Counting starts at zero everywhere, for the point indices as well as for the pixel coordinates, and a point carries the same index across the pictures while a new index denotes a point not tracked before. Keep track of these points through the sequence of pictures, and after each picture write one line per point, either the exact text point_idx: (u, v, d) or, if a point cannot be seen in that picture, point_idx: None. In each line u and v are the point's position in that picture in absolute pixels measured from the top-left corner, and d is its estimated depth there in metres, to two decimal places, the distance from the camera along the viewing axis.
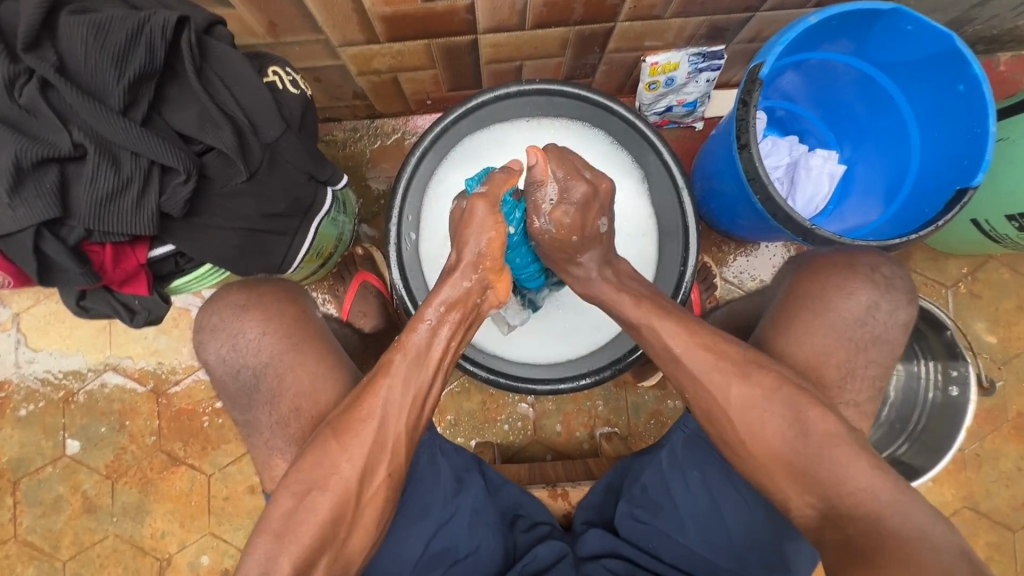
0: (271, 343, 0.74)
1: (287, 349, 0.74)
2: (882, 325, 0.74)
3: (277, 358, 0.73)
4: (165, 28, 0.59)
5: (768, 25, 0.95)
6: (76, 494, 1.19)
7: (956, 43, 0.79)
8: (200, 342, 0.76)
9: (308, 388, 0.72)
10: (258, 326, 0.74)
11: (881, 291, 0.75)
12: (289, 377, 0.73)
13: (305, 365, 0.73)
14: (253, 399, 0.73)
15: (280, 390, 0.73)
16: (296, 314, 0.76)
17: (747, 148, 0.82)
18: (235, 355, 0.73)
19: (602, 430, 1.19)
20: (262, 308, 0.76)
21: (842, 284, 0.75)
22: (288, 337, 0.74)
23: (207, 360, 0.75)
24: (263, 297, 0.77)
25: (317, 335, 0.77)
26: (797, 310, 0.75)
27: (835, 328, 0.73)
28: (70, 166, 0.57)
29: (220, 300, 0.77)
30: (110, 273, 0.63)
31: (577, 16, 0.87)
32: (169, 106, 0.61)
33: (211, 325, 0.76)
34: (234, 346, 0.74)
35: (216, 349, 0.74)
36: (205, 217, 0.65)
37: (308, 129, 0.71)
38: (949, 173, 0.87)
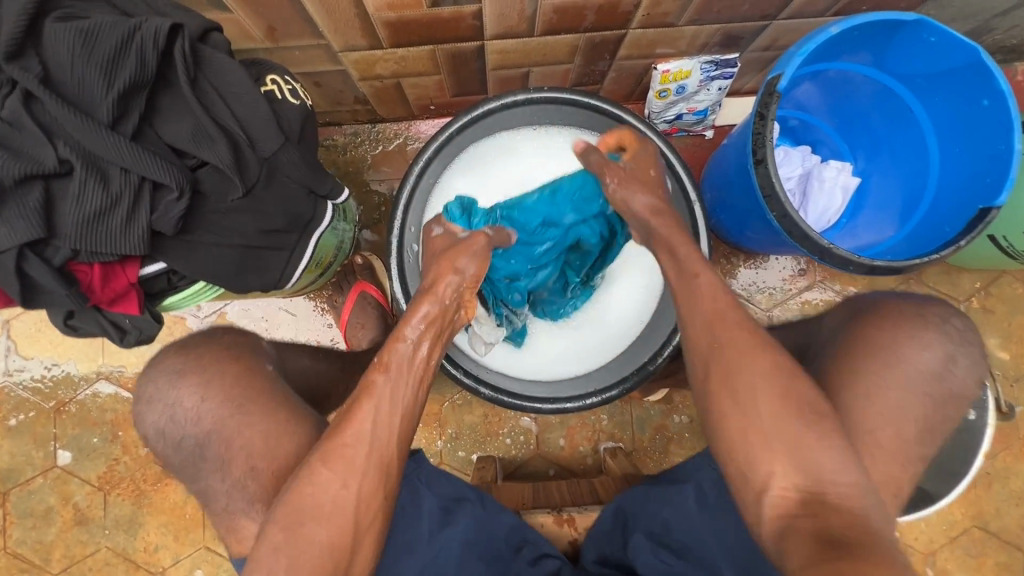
0: (212, 409, 0.70)
1: (229, 412, 0.69)
2: (961, 380, 0.67)
3: (220, 423, 0.69)
4: (157, 36, 0.55)
5: (785, 34, 0.92)
6: (67, 506, 1.16)
7: (981, 56, 0.76)
8: (140, 415, 0.73)
9: (260, 446, 0.68)
10: (195, 392, 0.71)
11: (956, 343, 0.69)
12: (236, 441, 0.68)
13: (253, 426, 0.69)
14: (201, 468, 0.69)
15: (229, 453, 0.68)
16: (238, 372, 0.72)
17: (763, 163, 0.79)
18: (175, 427, 0.70)
19: (606, 445, 1.17)
20: (200, 371, 0.72)
21: (915, 333, 0.69)
22: (228, 401, 0.70)
23: (147, 434, 0.72)
24: (203, 359, 0.74)
25: (261, 390, 0.72)
26: (868, 359, 0.68)
27: (911, 381, 0.67)
28: (56, 182, 0.54)
29: (157, 367, 0.74)
30: (99, 293, 0.60)
31: (588, 23, 0.84)
32: (161, 117, 0.58)
33: (148, 397, 0.72)
34: (172, 417, 0.70)
35: (155, 422, 0.71)
36: (199, 234, 0.62)
37: (308, 141, 0.68)
38: (969, 191, 0.85)
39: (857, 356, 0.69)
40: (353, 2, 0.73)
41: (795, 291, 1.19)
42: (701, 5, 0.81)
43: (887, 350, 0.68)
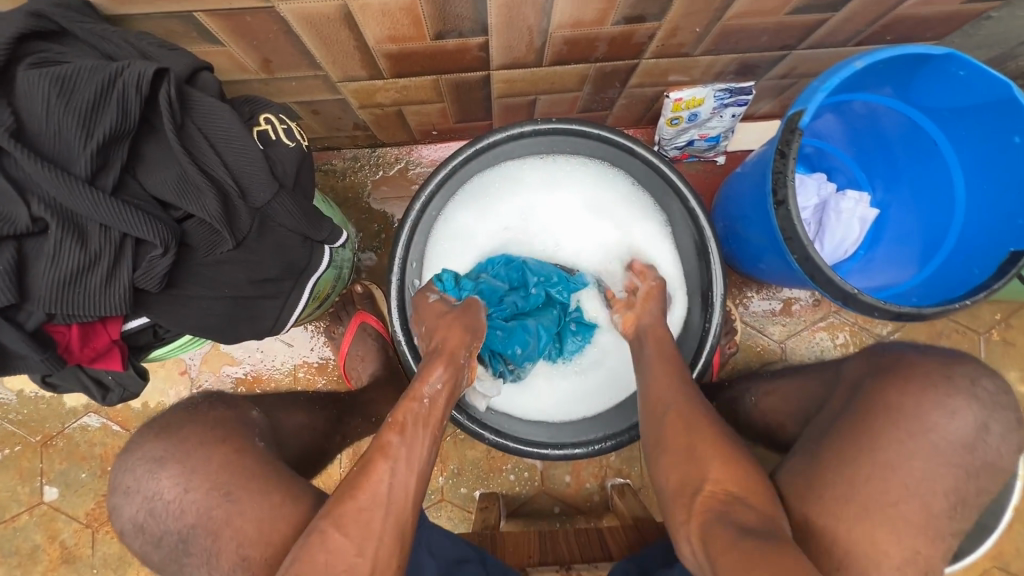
0: (195, 500, 0.64)
1: (215, 503, 0.63)
2: (994, 449, 0.64)
3: (205, 516, 0.63)
4: (141, 83, 0.51)
5: (804, 63, 0.88)
6: (53, 544, 1.12)
7: (1016, 94, 0.72)
8: (117, 505, 0.67)
9: (252, 534, 0.62)
10: (176, 482, 0.64)
11: (988, 409, 0.65)
12: (225, 532, 0.62)
13: (243, 515, 0.63)
14: (185, 563, 0.64)
15: (216, 546, 0.63)
16: (225, 457, 0.66)
17: (783, 205, 0.75)
18: (155, 521, 0.64)
19: (613, 481, 1.12)
20: (181, 457, 0.66)
21: (942, 400, 0.65)
22: (213, 490, 0.64)
23: (124, 527, 0.66)
24: (185, 442, 0.67)
25: (251, 474, 0.66)
26: (891, 425, 0.65)
27: (936, 450, 0.63)
28: (29, 241, 0.50)
29: (133, 452, 0.68)
30: (77, 354, 0.56)
31: (599, 53, 0.80)
32: (145, 167, 0.54)
33: (125, 486, 0.66)
34: (152, 511, 0.65)
35: (134, 515, 0.65)
36: (186, 287, 0.58)
37: (303, 185, 0.64)
38: (997, 231, 0.80)
39: (882, 423, 0.65)
40: (353, 35, 0.69)
41: (809, 322, 1.15)
42: (719, 36, 0.77)
43: (913, 417, 0.64)
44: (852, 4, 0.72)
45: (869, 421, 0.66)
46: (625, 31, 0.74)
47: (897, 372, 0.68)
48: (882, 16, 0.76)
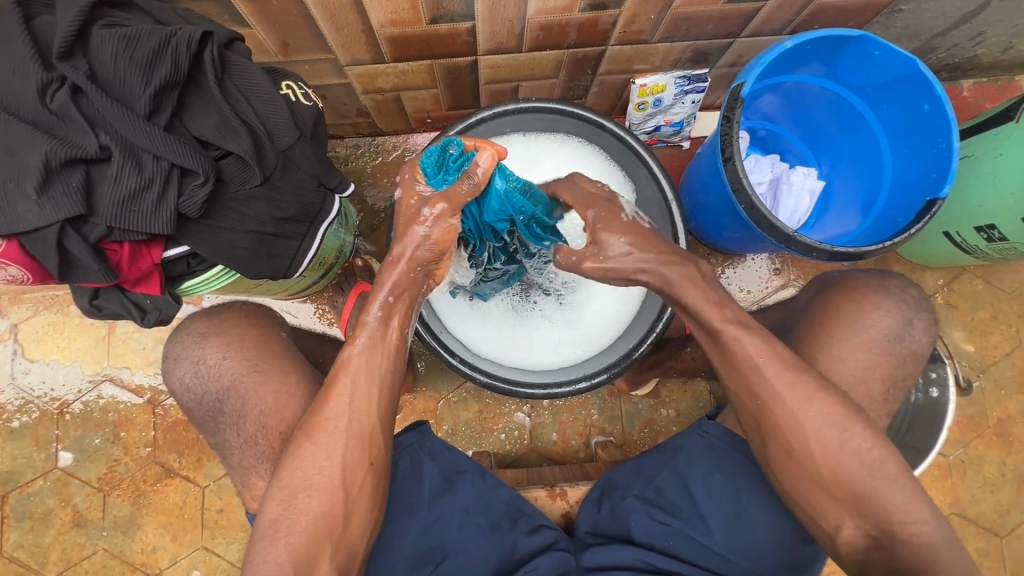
0: (232, 366, 0.78)
1: (248, 371, 0.77)
2: (917, 340, 0.75)
3: (239, 381, 0.77)
4: (191, 42, 0.63)
5: (748, 51, 1.02)
6: (65, 508, 1.17)
7: (918, 66, 0.86)
8: (167, 369, 0.81)
9: (272, 404, 0.76)
10: (218, 350, 0.78)
11: (910, 308, 0.76)
12: (252, 398, 0.76)
13: (266, 385, 0.77)
14: (220, 421, 0.78)
15: (245, 410, 0.77)
16: (257, 336, 0.81)
17: (731, 161, 0.87)
18: (199, 380, 0.78)
19: (597, 438, 1.21)
20: (223, 333, 0.80)
21: (878, 301, 0.75)
22: (248, 359, 0.78)
23: (174, 389, 0.80)
24: (224, 323, 0.82)
25: (277, 354, 0.80)
26: (837, 327, 0.74)
27: (875, 343, 0.74)
28: (95, 167, 0.60)
29: (185, 329, 0.82)
30: (127, 271, 0.66)
31: (571, 40, 0.93)
32: (190, 112, 0.65)
33: (175, 354, 0.80)
34: (195, 373, 0.78)
35: (181, 376, 0.79)
36: (220, 219, 0.68)
37: (319, 139, 0.75)
38: (919, 185, 0.93)
39: (830, 325, 0.75)
40: (360, 19, 0.81)
41: (771, 289, 1.26)
42: (671, 23, 0.91)
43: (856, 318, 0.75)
44: None
45: (822, 330, 0.75)
46: (591, 18, 0.87)
47: (844, 290, 0.77)
48: (806, 5, 0.90)
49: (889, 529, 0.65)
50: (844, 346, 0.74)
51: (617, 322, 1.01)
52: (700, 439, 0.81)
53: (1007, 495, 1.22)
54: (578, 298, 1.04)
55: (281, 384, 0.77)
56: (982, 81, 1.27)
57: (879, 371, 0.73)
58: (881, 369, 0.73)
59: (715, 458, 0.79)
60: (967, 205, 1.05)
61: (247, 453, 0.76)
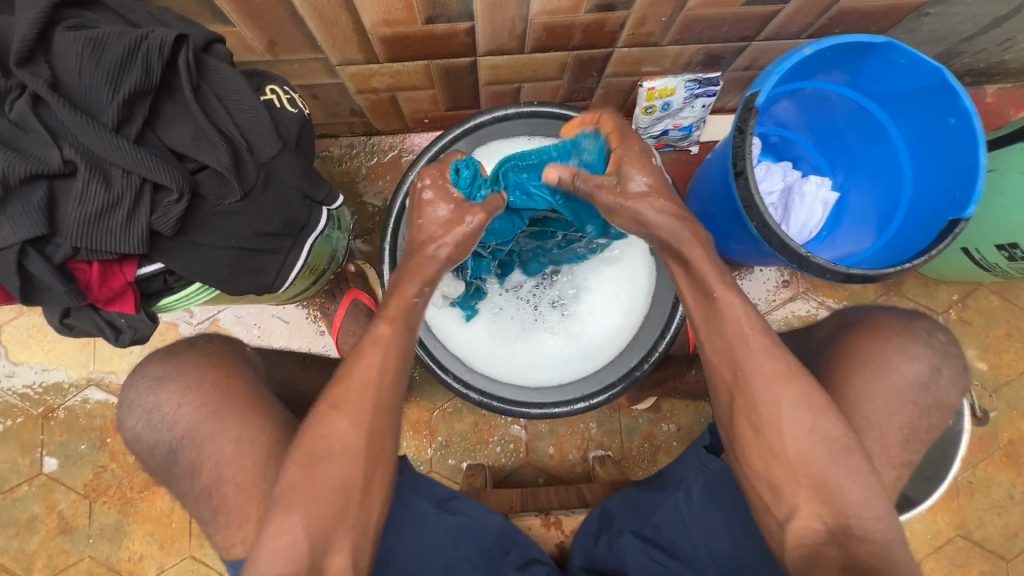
0: (187, 413, 0.71)
1: (203, 419, 0.70)
2: (946, 389, 0.70)
3: (194, 430, 0.70)
4: (163, 46, 0.58)
5: (763, 54, 0.97)
6: (51, 514, 1.15)
7: (946, 76, 0.81)
8: (123, 417, 0.75)
9: (228, 455, 0.69)
10: (173, 395, 0.72)
11: (942, 356, 0.71)
12: (207, 448, 0.70)
13: (225, 433, 0.70)
14: (173, 473, 0.71)
15: (199, 461, 0.70)
16: (216, 379, 0.73)
17: (743, 175, 0.82)
18: (152, 428, 0.71)
19: (595, 453, 1.17)
20: (179, 376, 0.73)
21: (901, 343, 0.71)
22: (204, 409, 0.72)
23: (129, 436, 0.74)
24: (183, 364, 0.75)
25: (238, 397, 0.73)
26: (852, 363, 0.70)
27: (896, 387, 0.69)
28: (60, 183, 0.56)
29: (141, 373, 0.75)
30: (97, 291, 0.61)
31: (576, 41, 0.88)
32: (163, 122, 0.60)
33: (129, 401, 0.74)
34: (149, 421, 0.72)
35: (134, 424, 0.73)
36: (197, 235, 0.64)
37: (305, 149, 0.70)
38: (939, 203, 0.89)
39: (846, 362, 0.71)
40: (351, 18, 0.76)
41: (779, 302, 1.22)
42: (683, 25, 0.85)
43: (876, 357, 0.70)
44: None
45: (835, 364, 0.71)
46: (598, 19, 0.82)
47: (863, 326, 0.73)
48: (827, 9, 0.84)
49: (854, 538, 0.61)
50: (862, 388, 0.69)
51: (618, 340, 0.96)
52: (702, 471, 0.77)
53: (1015, 517, 1.18)
54: (580, 311, 0.99)
55: (241, 431, 0.70)
56: (1007, 87, 1.21)
57: (898, 415, 0.68)
58: (896, 404, 0.70)
59: (719, 491, 0.76)
60: (989, 224, 1.00)
61: (217, 489, 0.69)
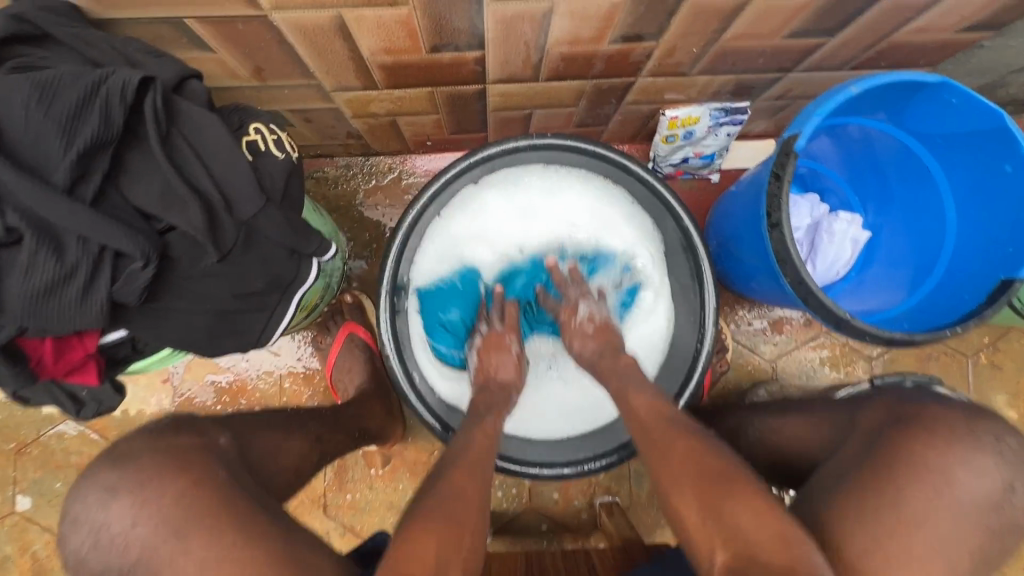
0: (144, 536, 0.54)
1: (166, 542, 0.53)
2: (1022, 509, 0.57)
3: (153, 555, 0.53)
4: (125, 91, 0.50)
5: (799, 85, 0.88)
6: (23, 555, 1.08)
7: (1006, 121, 0.72)
8: (63, 534, 0.57)
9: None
10: (126, 514, 0.54)
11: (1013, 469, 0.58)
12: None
13: (187, 559, 0.53)
14: None
15: None
16: (182, 489, 0.55)
17: (778, 227, 0.75)
18: (100, 554, 0.54)
19: (602, 498, 1.11)
20: (135, 487, 0.55)
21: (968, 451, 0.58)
22: (163, 530, 0.54)
23: (69, 553, 0.56)
24: (139, 469, 0.56)
25: (208, 512, 0.55)
26: (910, 465, 0.58)
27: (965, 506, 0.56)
28: (4, 252, 0.48)
29: (88, 479, 0.57)
30: (52, 367, 0.54)
31: (596, 70, 0.79)
32: (127, 177, 0.52)
33: (72, 516, 0.57)
34: (98, 545, 0.54)
35: (79, 547, 0.55)
36: (167, 300, 0.56)
37: (292, 198, 0.62)
38: (988, 257, 0.81)
39: (903, 471, 0.57)
40: (347, 46, 0.67)
41: (801, 341, 1.15)
42: (716, 56, 0.77)
43: (937, 469, 0.57)
44: (847, 31, 0.72)
45: (884, 464, 0.59)
46: (623, 49, 0.73)
47: (921, 424, 0.61)
48: (877, 43, 0.75)
49: None
50: (921, 503, 0.56)
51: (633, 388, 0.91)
52: None
53: None
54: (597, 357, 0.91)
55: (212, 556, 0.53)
56: None
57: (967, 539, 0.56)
58: None
59: None
60: None
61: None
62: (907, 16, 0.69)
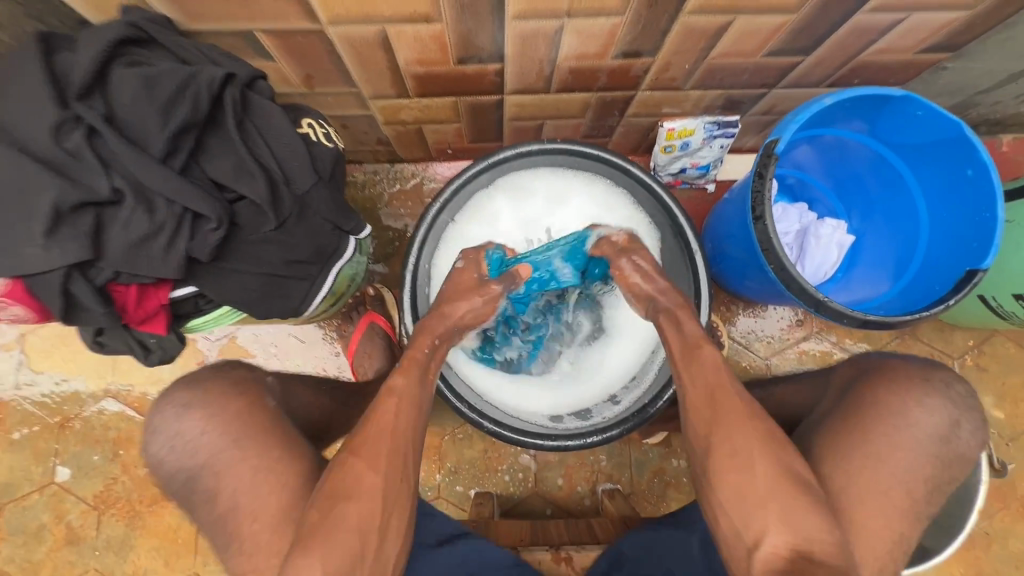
0: (211, 441, 0.68)
1: (229, 446, 0.68)
2: (966, 444, 0.67)
3: (217, 456, 0.68)
4: (211, 84, 0.61)
5: (783, 100, 0.99)
6: (60, 524, 1.16)
7: (964, 130, 0.82)
8: (145, 440, 0.72)
9: (247, 483, 0.66)
10: (199, 423, 0.69)
11: (961, 409, 0.68)
12: (228, 475, 0.67)
13: (247, 460, 0.67)
14: (194, 502, 0.67)
15: (219, 489, 0.67)
16: (242, 406, 0.71)
17: (762, 220, 0.84)
18: (175, 458, 0.68)
19: (604, 486, 1.17)
20: (205, 404, 0.71)
21: (922, 397, 0.68)
22: (229, 435, 0.69)
23: (150, 458, 0.69)
24: (210, 392, 0.72)
25: (265, 426, 0.71)
26: (875, 422, 0.67)
27: (918, 446, 0.66)
28: (107, 210, 0.58)
29: (166, 398, 0.72)
30: (132, 312, 0.64)
31: (601, 83, 0.90)
32: (207, 155, 0.63)
33: (153, 426, 0.71)
34: (174, 449, 0.69)
35: (159, 449, 0.69)
36: (230, 261, 0.66)
37: (337, 181, 0.73)
38: (957, 253, 0.89)
39: (864, 421, 0.67)
40: (387, 57, 0.79)
41: (793, 341, 1.22)
42: (706, 72, 0.88)
43: None
44: (819, 51, 0.82)
45: None
46: (623, 64, 0.84)
47: None
48: (847, 62, 0.86)
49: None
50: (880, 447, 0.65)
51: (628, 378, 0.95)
52: None
53: None
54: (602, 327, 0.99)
55: (262, 461, 0.67)
56: None
57: (922, 474, 0.65)
58: None
59: None
60: (1006, 273, 1.01)
61: (231, 522, 0.65)
62: (870, 37, 0.79)
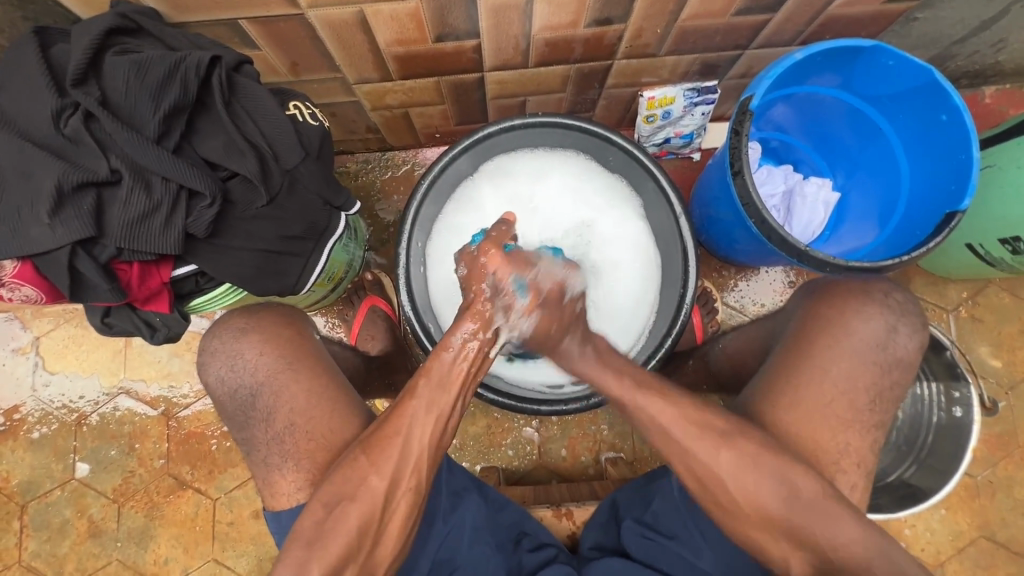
0: (268, 362, 0.74)
1: (283, 368, 0.74)
2: (909, 347, 0.75)
3: (273, 377, 0.74)
4: (199, 67, 0.64)
5: (759, 61, 1.01)
6: (82, 518, 1.19)
7: (935, 76, 0.84)
8: (202, 363, 0.77)
9: (301, 405, 0.73)
10: (256, 346, 0.75)
11: (898, 315, 0.76)
12: (283, 395, 0.73)
13: (298, 384, 0.74)
14: (250, 417, 0.74)
15: (275, 408, 0.73)
16: (293, 334, 0.77)
17: (741, 174, 0.86)
18: (233, 375, 0.74)
19: (607, 454, 1.19)
20: (261, 328, 0.77)
21: (860, 308, 0.76)
22: (284, 358, 0.75)
23: (209, 382, 0.76)
24: (262, 320, 0.78)
25: (313, 355, 0.77)
26: (822, 334, 0.76)
27: (857, 352, 0.74)
28: (106, 190, 0.62)
29: (221, 325, 0.78)
30: (136, 290, 0.67)
31: (577, 54, 0.93)
32: (198, 135, 0.66)
33: (212, 348, 0.76)
34: (232, 367, 0.75)
35: (217, 370, 0.75)
36: (226, 238, 0.69)
37: (325, 158, 0.76)
38: (938, 197, 0.91)
39: (826, 351, 0.75)
40: (367, 38, 0.82)
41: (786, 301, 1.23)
42: (678, 36, 0.90)
43: None
44: (785, 7, 0.84)
45: None
46: (596, 33, 0.87)
47: None
48: (815, 17, 0.88)
49: None
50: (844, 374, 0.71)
51: (628, 335, 0.97)
52: None
53: None
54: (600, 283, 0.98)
55: (312, 385, 0.74)
56: (1006, 87, 1.23)
57: (869, 379, 0.73)
58: (876, 379, 0.74)
59: None
60: (991, 217, 1.02)
61: (287, 439, 0.72)
62: None
